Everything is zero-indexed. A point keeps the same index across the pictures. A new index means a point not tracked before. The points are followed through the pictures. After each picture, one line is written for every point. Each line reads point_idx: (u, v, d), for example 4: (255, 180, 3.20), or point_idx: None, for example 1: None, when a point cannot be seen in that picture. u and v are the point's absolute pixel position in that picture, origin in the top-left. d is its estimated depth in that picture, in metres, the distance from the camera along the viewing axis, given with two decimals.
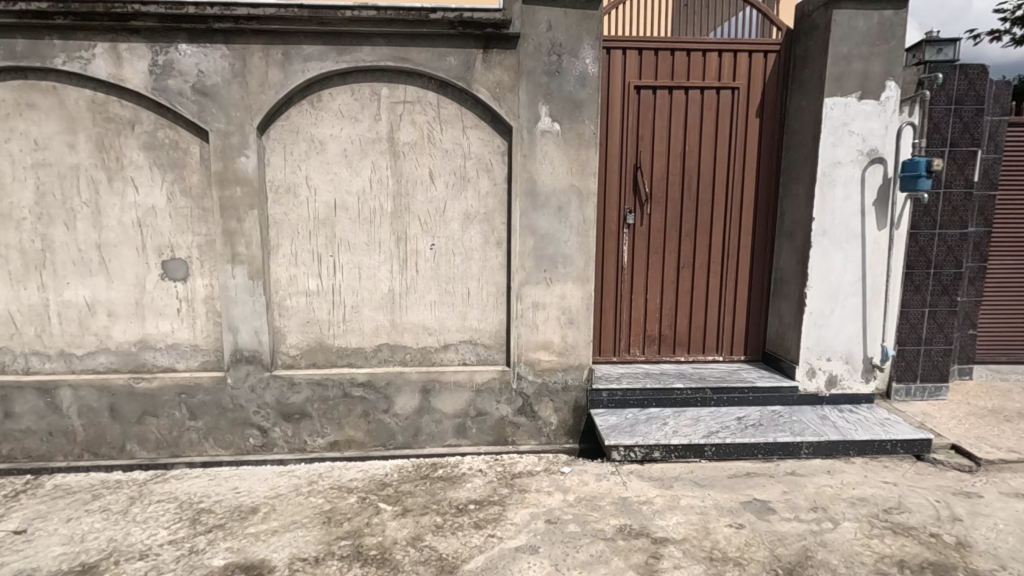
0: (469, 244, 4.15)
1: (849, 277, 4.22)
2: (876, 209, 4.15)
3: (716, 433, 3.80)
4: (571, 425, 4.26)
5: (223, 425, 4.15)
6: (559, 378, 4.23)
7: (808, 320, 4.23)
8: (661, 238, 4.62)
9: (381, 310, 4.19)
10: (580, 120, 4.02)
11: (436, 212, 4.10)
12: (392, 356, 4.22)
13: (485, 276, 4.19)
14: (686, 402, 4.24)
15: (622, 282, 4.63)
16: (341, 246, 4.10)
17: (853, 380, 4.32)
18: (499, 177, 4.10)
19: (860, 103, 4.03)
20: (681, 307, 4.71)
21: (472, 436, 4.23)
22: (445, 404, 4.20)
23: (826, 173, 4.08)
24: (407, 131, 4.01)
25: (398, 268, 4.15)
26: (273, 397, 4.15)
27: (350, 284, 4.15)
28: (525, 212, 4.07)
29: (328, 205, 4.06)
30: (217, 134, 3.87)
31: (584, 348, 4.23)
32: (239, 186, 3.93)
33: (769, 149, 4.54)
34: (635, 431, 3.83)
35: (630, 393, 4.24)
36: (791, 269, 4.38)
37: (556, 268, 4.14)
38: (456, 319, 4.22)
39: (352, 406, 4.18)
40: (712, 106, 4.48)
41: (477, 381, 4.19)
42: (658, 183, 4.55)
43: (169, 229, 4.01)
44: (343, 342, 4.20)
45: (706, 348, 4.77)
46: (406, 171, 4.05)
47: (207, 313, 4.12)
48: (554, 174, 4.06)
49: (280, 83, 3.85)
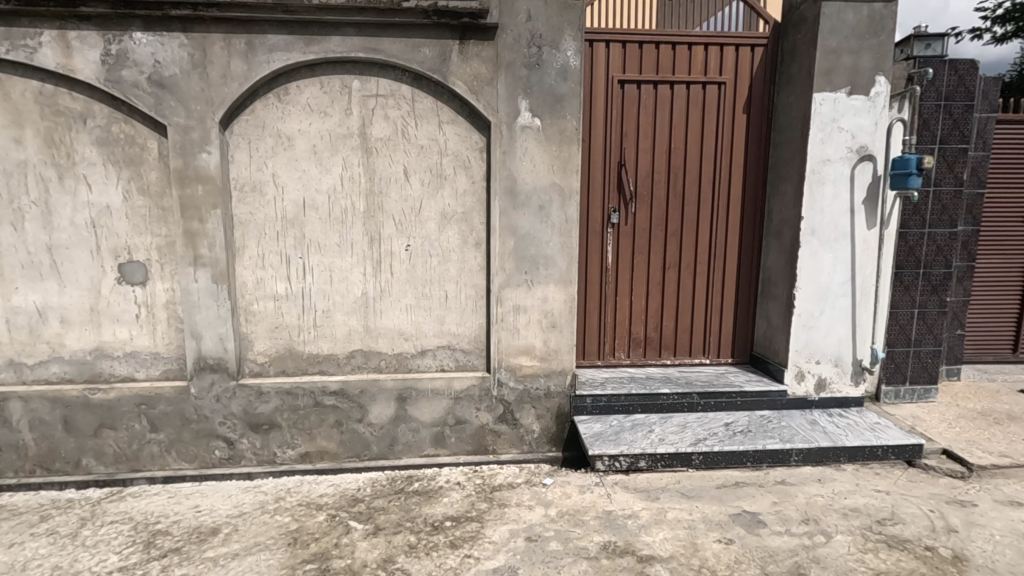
0: (447, 245, 3.96)
1: (838, 277, 4.10)
2: (866, 208, 4.03)
3: (704, 441, 3.67)
4: (554, 432, 4.10)
5: (186, 438, 3.93)
6: (541, 384, 4.06)
7: (796, 322, 4.11)
8: (647, 237, 4.47)
9: (355, 314, 3.99)
10: (561, 115, 3.85)
11: (411, 212, 3.91)
12: (366, 363, 4.03)
13: (464, 278, 4.01)
14: (672, 407, 4.10)
15: (607, 283, 4.47)
16: (311, 247, 3.89)
17: (843, 383, 4.21)
18: (478, 174, 3.91)
19: (849, 99, 3.91)
20: (668, 308, 4.57)
21: (451, 445, 4.06)
22: (422, 412, 4.02)
23: (816, 170, 3.96)
24: (381, 126, 3.81)
25: (371, 270, 3.95)
26: (239, 407, 3.93)
27: (322, 287, 3.94)
28: (505, 212, 3.89)
29: (297, 204, 3.84)
30: (176, 128, 3.63)
31: (567, 352, 4.06)
32: (201, 184, 3.70)
33: (757, 146, 4.41)
34: (620, 440, 3.68)
35: (616, 399, 4.08)
36: (779, 269, 4.26)
37: (538, 270, 3.97)
38: (434, 323, 4.03)
39: (324, 416, 3.98)
40: (699, 101, 4.34)
41: (455, 388, 4.01)
42: (643, 181, 4.40)
43: (126, 230, 3.77)
44: (314, 349, 3.99)
45: (693, 351, 4.63)
46: (380, 168, 3.85)
47: (169, 319, 3.88)
48: (535, 171, 3.88)
49: (243, 75, 3.62)
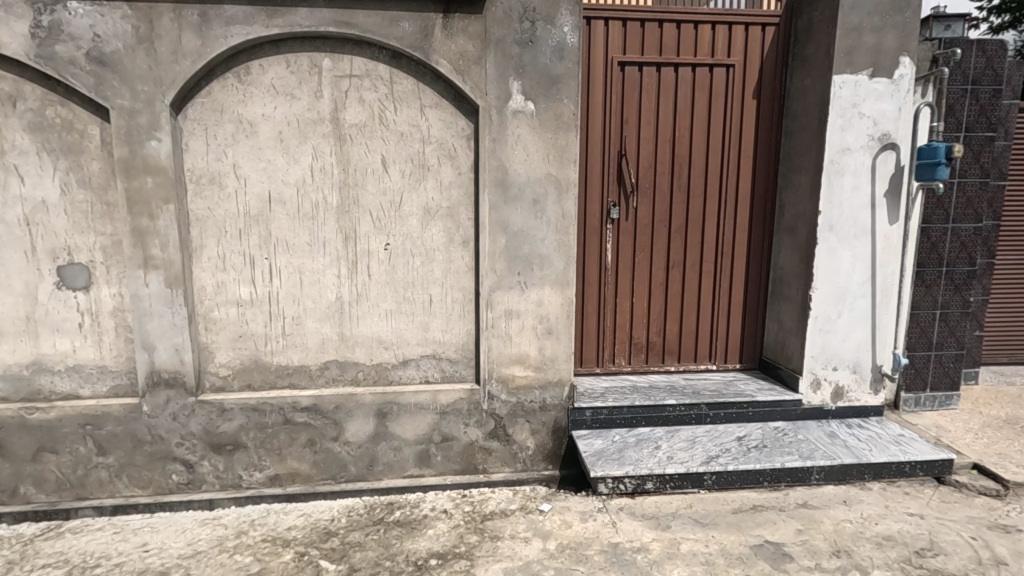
0: (431, 244, 3.57)
1: (857, 277, 3.77)
2: (888, 201, 3.70)
3: (716, 458, 3.33)
4: (550, 449, 3.73)
5: (139, 461, 3.50)
6: (535, 397, 3.69)
7: (812, 325, 3.79)
8: (649, 234, 4.11)
9: (328, 321, 3.59)
10: (558, 98, 3.47)
11: (390, 207, 3.51)
12: (342, 375, 3.63)
13: (449, 281, 3.62)
14: (679, 420, 3.75)
15: (607, 284, 4.11)
16: (278, 246, 3.48)
17: (861, 392, 3.89)
18: (465, 165, 3.52)
19: (871, 82, 3.58)
20: (671, 311, 4.22)
21: (437, 464, 3.69)
22: (404, 429, 3.64)
23: (834, 160, 3.63)
24: (355, 110, 3.40)
25: (346, 272, 3.55)
26: (199, 426, 3.51)
27: (291, 291, 3.53)
28: (495, 206, 3.50)
29: (261, 198, 3.42)
30: (120, 112, 3.19)
31: (564, 361, 3.69)
32: (150, 175, 3.26)
33: (768, 135, 4.07)
34: (625, 459, 3.33)
35: (617, 411, 3.72)
36: (792, 268, 3.93)
37: (531, 270, 3.59)
38: (417, 330, 3.64)
39: (295, 434, 3.58)
40: (705, 85, 3.98)
41: (441, 402, 3.63)
42: (645, 172, 4.04)
43: (66, 228, 3.32)
44: (283, 360, 3.59)
45: (698, 356, 4.29)
46: (355, 158, 3.44)
47: (117, 328, 3.45)
48: (529, 160, 3.49)
49: (197, 51, 3.18)
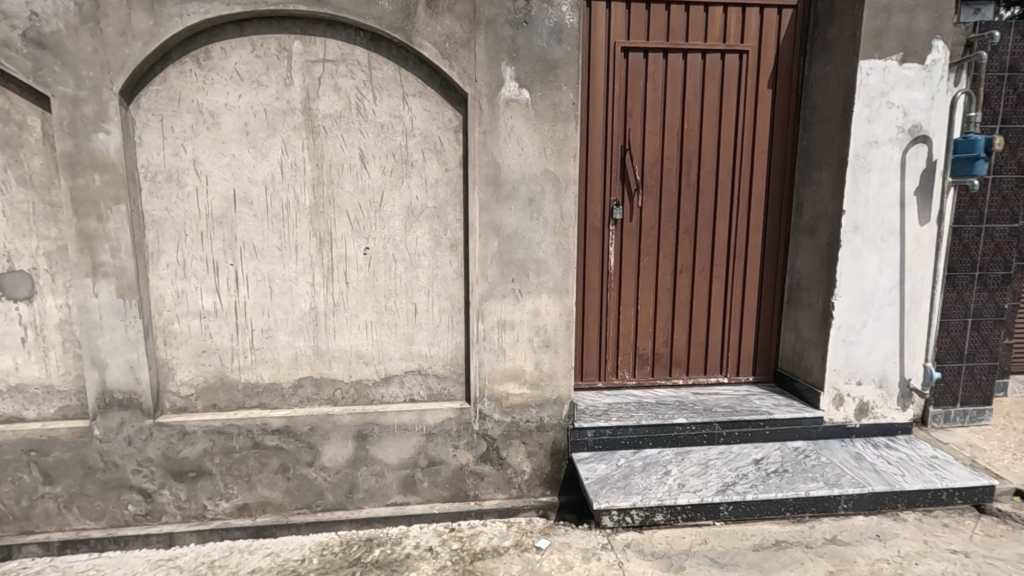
0: (416, 248, 3.22)
1: (884, 283, 3.44)
2: (919, 199, 3.37)
3: (733, 486, 3.01)
4: (548, 472, 3.39)
5: (90, 491, 3.15)
6: (532, 416, 3.35)
7: (835, 336, 3.46)
8: (655, 235, 3.77)
9: (301, 334, 3.23)
10: (556, 86, 3.12)
11: (370, 207, 3.16)
12: (318, 393, 3.29)
13: (436, 289, 3.27)
14: (689, 440, 3.42)
15: (609, 291, 3.77)
16: (244, 251, 3.12)
17: (888, 408, 3.56)
18: (452, 160, 3.17)
19: (901, 68, 3.24)
20: (679, 320, 3.88)
21: (424, 491, 3.35)
22: (387, 452, 3.30)
23: (860, 154, 3.30)
24: (329, 99, 3.05)
25: (321, 279, 3.20)
26: (158, 451, 3.16)
27: (260, 301, 3.18)
28: (487, 206, 3.15)
29: (225, 197, 3.07)
30: (63, 101, 2.82)
31: (564, 377, 3.35)
32: (98, 172, 2.90)
33: (784, 127, 3.73)
34: (631, 487, 3.01)
35: (622, 432, 3.38)
36: (812, 273, 3.60)
37: (527, 277, 3.24)
38: (400, 343, 3.29)
39: (265, 460, 3.23)
40: (716, 73, 3.64)
41: (428, 423, 3.29)
42: (651, 168, 3.70)
43: (3, 232, 2.96)
44: (251, 377, 3.24)
45: (708, 368, 3.96)
46: (330, 153, 3.09)
47: (65, 343, 3.09)
48: (524, 155, 3.14)
49: (149, 32, 2.82)
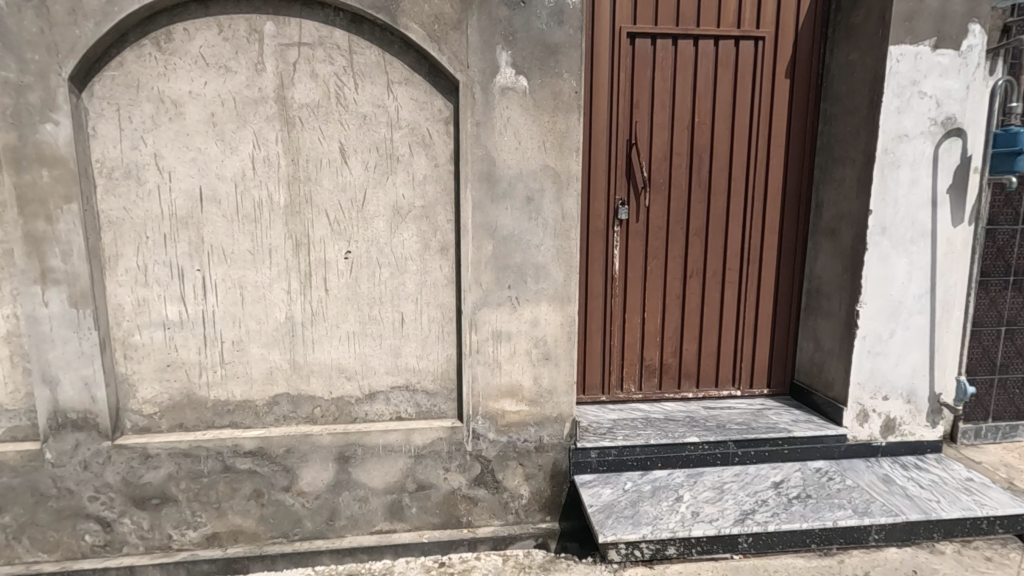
0: (403, 252, 2.92)
1: (913, 289, 3.16)
2: (952, 198, 3.10)
3: (753, 515, 2.73)
4: (547, 497, 3.11)
5: (42, 520, 2.84)
6: (530, 436, 3.06)
7: (859, 346, 3.18)
8: (663, 237, 3.48)
9: (276, 346, 2.94)
10: (556, 73, 2.83)
11: (351, 207, 2.86)
12: (295, 411, 3.00)
13: (425, 296, 2.97)
14: (702, 461, 3.14)
15: (613, 298, 3.49)
16: (212, 255, 2.83)
17: (916, 424, 3.29)
18: (443, 155, 2.87)
19: (934, 54, 2.97)
20: (689, 328, 3.60)
21: (412, 518, 3.06)
22: (371, 476, 3.01)
23: (889, 149, 3.02)
24: (305, 87, 2.75)
25: (298, 286, 2.90)
26: (117, 476, 2.86)
27: (230, 310, 2.88)
28: (481, 206, 2.86)
29: (190, 196, 2.77)
30: (6, 88, 2.52)
31: (565, 393, 3.06)
32: (46, 168, 2.60)
33: (802, 120, 3.44)
34: (640, 516, 2.74)
35: (629, 452, 3.09)
36: (834, 278, 3.32)
37: (525, 283, 2.95)
38: (386, 356, 3.00)
39: (237, 485, 2.94)
40: (729, 62, 3.36)
41: (416, 444, 3.00)
42: (659, 165, 3.41)
43: None
44: (221, 394, 2.94)
45: (720, 380, 3.67)
46: (307, 146, 2.79)
47: (13, 357, 2.78)
48: (521, 150, 2.85)
49: (102, 11, 2.52)
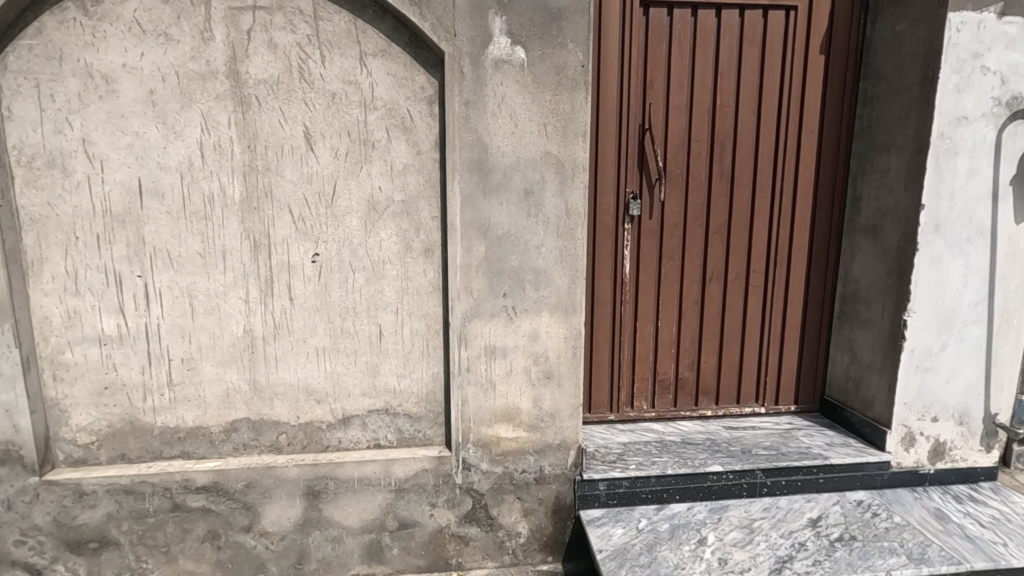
0: (380, 255, 2.50)
1: (970, 296, 2.76)
2: (1017, 191, 2.69)
3: (790, 563, 2.33)
4: (549, 535, 2.71)
5: None
6: (529, 466, 2.66)
7: (906, 361, 2.79)
8: (679, 235, 3.07)
9: (233, 364, 2.52)
10: (559, 43, 2.40)
11: (319, 202, 2.44)
12: (257, 439, 2.59)
13: (407, 306, 2.55)
14: (726, 493, 2.74)
15: (623, 304, 3.08)
16: (155, 259, 2.40)
17: (969, 449, 2.89)
18: (426, 141, 2.45)
19: (999, 23, 2.57)
20: (708, 338, 3.19)
21: (393, 560, 2.66)
22: (345, 514, 2.60)
23: (945, 134, 2.61)
24: (262, 60, 2.32)
25: (257, 295, 2.48)
26: (47, 517, 2.45)
27: (180, 323, 2.46)
28: (471, 200, 2.45)
29: (128, 189, 2.34)
30: None
31: (569, 417, 2.65)
32: None
33: (837, 103, 3.02)
34: (659, 565, 2.33)
35: (643, 483, 2.68)
36: (876, 283, 2.91)
37: (523, 291, 2.54)
38: (362, 375, 2.59)
39: (189, 525, 2.53)
40: (756, 35, 2.93)
41: (397, 476, 2.60)
42: (675, 153, 2.99)
43: None
44: (170, 420, 2.52)
45: (742, 396, 3.27)
46: (265, 130, 2.36)
47: None
48: (519, 134, 2.43)
49: None
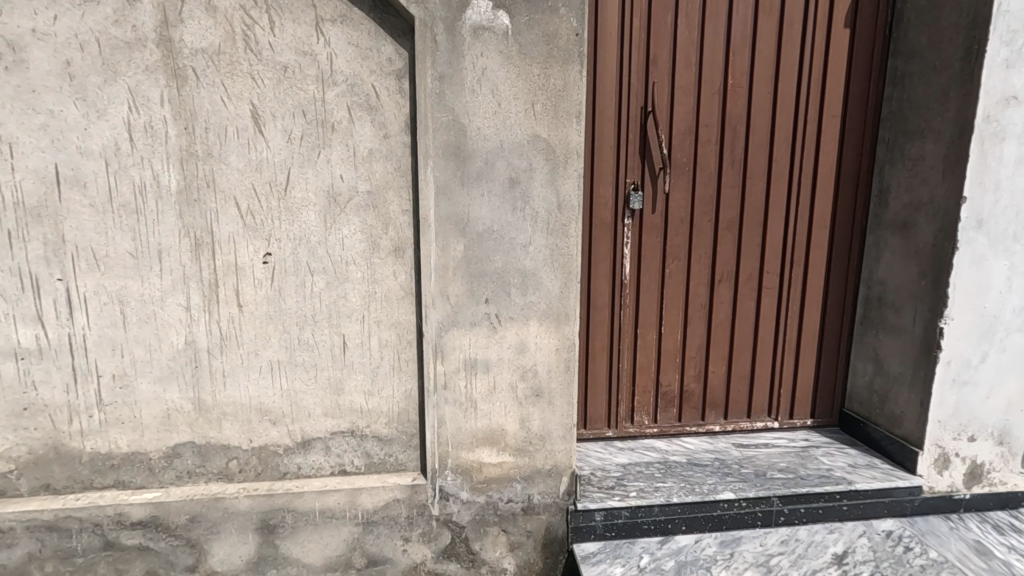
0: (343, 255, 2.17)
1: (1014, 301, 2.44)
2: None
3: None
4: (538, 572, 2.38)
5: None
6: (515, 495, 2.33)
7: (942, 374, 2.47)
8: (685, 231, 2.74)
9: (173, 381, 2.18)
10: (549, 7, 2.06)
11: (270, 193, 2.10)
12: (204, 466, 2.25)
13: (375, 313, 2.22)
14: (739, 523, 2.42)
15: (622, 308, 2.75)
16: (79, 259, 2.06)
17: (1008, 471, 2.58)
18: (395, 122, 2.11)
19: None
20: (717, 345, 2.86)
21: None
22: (306, 550, 2.28)
23: (992, 116, 2.29)
24: (200, 26, 1.97)
25: (200, 301, 2.14)
26: None
27: (110, 334, 2.13)
28: (448, 192, 2.11)
29: (44, 178, 2.00)
30: None
31: (561, 439, 2.33)
32: None
33: (863, 83, 2.69)
34: None
35: (645, 514, 2.35)
36: (906, 284, 2.59)
37: (508, 296, 2.21)
38: (324, 393, 2.25)
39: (125, 565, 2.20)
40: (773, 6, 2.59)
41: (365, 508, 2.27)
42: (681, 139, 2.66)
43: None
44: (101, 445, 2.19)
45: (754, 409, 2.95)
46: (205, 109, 2.02)
47: None
48: (503, 115, 2.09)
49: None
